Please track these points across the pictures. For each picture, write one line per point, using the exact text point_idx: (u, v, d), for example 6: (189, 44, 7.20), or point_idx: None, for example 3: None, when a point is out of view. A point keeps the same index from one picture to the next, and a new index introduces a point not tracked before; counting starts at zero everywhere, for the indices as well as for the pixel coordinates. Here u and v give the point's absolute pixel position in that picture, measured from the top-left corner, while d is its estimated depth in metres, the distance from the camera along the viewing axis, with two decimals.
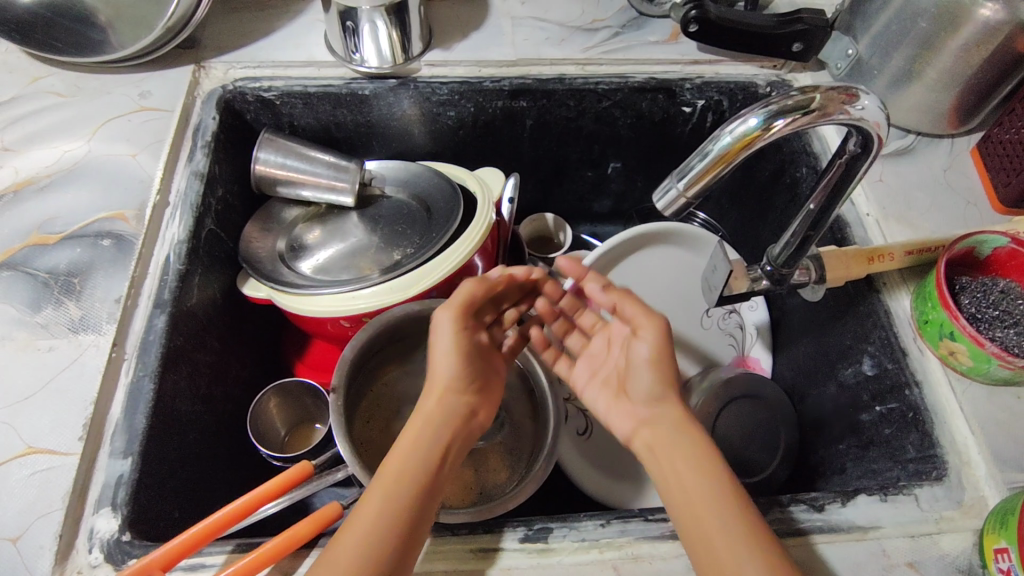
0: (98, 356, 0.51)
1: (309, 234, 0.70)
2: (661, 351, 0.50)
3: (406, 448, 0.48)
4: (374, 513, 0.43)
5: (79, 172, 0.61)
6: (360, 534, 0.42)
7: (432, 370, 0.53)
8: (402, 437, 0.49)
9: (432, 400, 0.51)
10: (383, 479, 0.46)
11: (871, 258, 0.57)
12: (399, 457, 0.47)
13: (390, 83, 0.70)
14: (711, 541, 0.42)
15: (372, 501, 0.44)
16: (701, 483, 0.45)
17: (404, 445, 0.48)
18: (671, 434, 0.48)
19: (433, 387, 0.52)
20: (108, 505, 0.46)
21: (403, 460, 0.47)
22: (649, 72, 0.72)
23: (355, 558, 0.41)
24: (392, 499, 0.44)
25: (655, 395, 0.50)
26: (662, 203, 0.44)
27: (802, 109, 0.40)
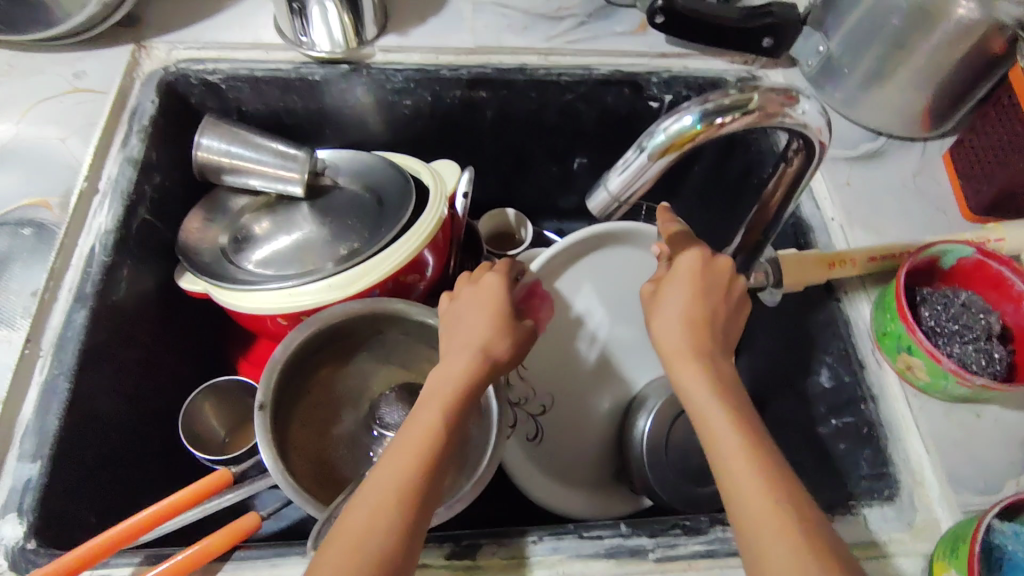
0: (11, 352, 0.49)
1: (257, 224, 0.66)
2: (694, 281, 0.48)
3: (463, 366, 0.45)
4: (426, 430, 0.41)
5: (3, 156, 0.58)
6: (411, 451, 0.41)
7: (483, 307, 0.50)
8: (451, 361, 0.46)
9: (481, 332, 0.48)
10: (430, 403, 0.43)
11: (832, 263, 0.55)
12: (450, 378, 0.45)
13: (343, 70, 0.66)
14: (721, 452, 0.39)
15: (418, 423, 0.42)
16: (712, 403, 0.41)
17: (454, 367, 0.46)
18: (691, 372, 0.43)
19: (483, 322, 0.49)
20: (13, 511, 0.44)
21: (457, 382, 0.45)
22: (615, 65, 0.69)
23: (404, 472, 0.39)
24: (444, 418, 0.43)
25: (681, 315, 0.46)
26: (593, 204, 0.42)
27: (740, 109, 0.37)
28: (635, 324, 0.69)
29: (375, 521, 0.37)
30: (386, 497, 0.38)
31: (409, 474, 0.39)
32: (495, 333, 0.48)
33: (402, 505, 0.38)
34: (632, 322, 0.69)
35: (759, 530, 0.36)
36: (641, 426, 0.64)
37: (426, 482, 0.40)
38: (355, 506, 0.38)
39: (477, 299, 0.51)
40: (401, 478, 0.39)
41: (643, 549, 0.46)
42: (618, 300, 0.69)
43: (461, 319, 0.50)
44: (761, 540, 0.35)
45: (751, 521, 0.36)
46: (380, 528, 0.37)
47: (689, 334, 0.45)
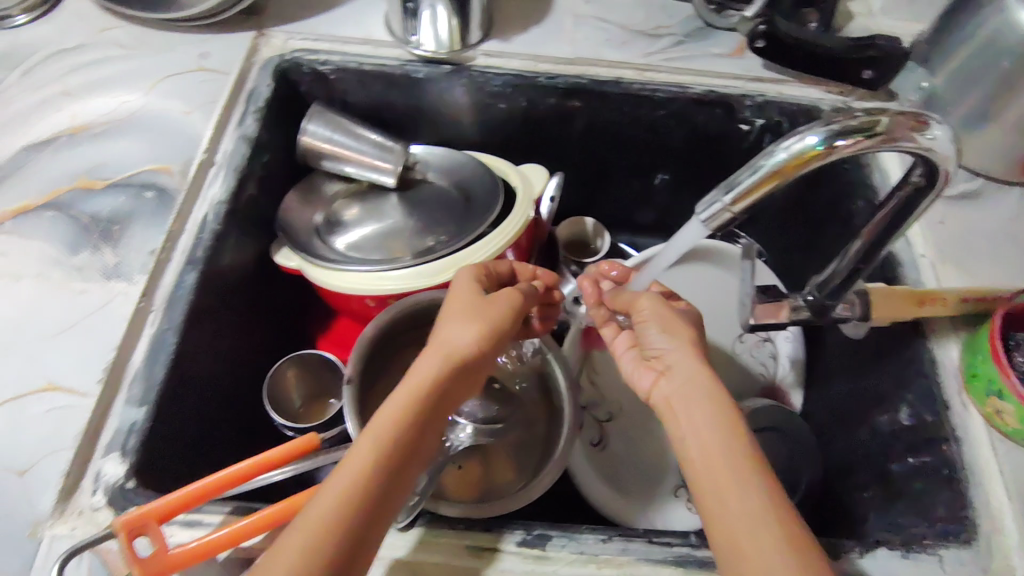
0: (127, 304, 0.52)
1: (347, 212, 0.70)
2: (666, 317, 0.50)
3: (422, 376, 0.44)
4: (369, 446, 0.40)
5: (132, 124, 0.62)
6: (354, 469, 0.40)
7: (461, 310, 0.49)
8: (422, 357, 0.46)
9: (453, 340, 0.47)
10: (381, 418, 0.42)
11: (922, 300, 0.54)
12: (401, 391, 0.43)
13: (445, 70, 0.69)
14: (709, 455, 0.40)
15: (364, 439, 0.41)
16: (706, 408, 0.43)
17: (412, 379, 0.44)
18: (682, 380, 0.45)
19: (451, 331, 0.47)
20: (118, 451, 0.47)
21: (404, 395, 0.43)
22: (710, 85, 0.70)
23: (346, 487, 0.39)
24: (393, 432, 0.41)
25: (669, 342, 0.48)
26: (705, 214, 0.43)
27: (866, 131, 0.38)
28: None
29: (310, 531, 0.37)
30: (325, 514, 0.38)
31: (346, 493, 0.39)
32: (463, 342, 0.47)
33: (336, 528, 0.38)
34: None
35: (743, 522, 0.37)
36: None
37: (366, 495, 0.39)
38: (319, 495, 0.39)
39: (450, 309, 0.50)
40: (344, 496, 0.39)
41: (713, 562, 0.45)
42: None
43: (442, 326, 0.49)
44: (733, 543, 0.37)
45: (732, 514, 0.38)
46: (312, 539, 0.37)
47: (679, 358, 0.46)
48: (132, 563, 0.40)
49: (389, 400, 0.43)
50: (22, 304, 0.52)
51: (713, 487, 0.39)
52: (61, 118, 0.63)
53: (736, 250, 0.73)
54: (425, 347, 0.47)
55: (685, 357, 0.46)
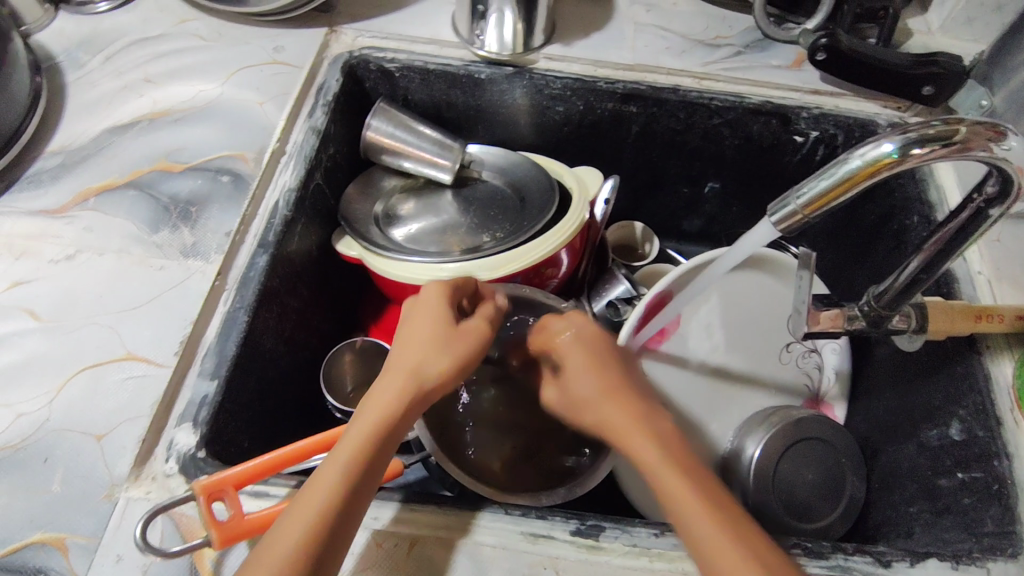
0: (202, 281, 0.54)
1: (404, 206, 0.72)
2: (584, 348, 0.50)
3: (378, 417, 0.42)
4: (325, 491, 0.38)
5: (210, 111, 0.65)
6: (315, 500, 0.38)
7: (425, 345, 0.47)
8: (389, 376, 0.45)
9: (415, 377, 0.45)
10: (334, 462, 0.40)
11: (979, 316, 0.54)
12: (357, 433, 0.41)
13: (507, 71, 0.71)
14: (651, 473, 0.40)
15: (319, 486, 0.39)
16: (628, 423, 0.43)
17: (365, 418, 0.42)
18: (606, 406, 0.45)
19: (410, 363, 0.45)
20: (190, 421, 0.49)
21: (361, 437, 0.41)
22: (767, 95, 0.70)
23: (298, 538, 0.37)
24: (349, 476, 0.39)
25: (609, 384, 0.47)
26: (775, 216, 0.44)
27: (942, 141, 0.39)
28: (750, 351, 0.71)
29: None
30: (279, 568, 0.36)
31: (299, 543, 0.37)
32: (426, 380, 0.45)
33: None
34: (748, 349, 0.71)
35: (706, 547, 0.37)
36: (751, 452, 0.64)
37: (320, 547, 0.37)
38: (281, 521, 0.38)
39: (409, 339, 0.47)
40: (293, 547, 0.37)
41: None
42: (744, 326, 0.72)
43: (389, 360, 0.46)
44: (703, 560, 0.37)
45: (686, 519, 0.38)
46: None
47: (588, 387, 0.47)
48: (210, 527, 0.42)
49: (343, 442, 0.41)
50: (103, 276, 0.55)
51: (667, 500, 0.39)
52: (142, 103, 0.66)
53: (794, 261, 0.72)
54: (380, 381, 0.45)
55: (600, 388, 0.46)
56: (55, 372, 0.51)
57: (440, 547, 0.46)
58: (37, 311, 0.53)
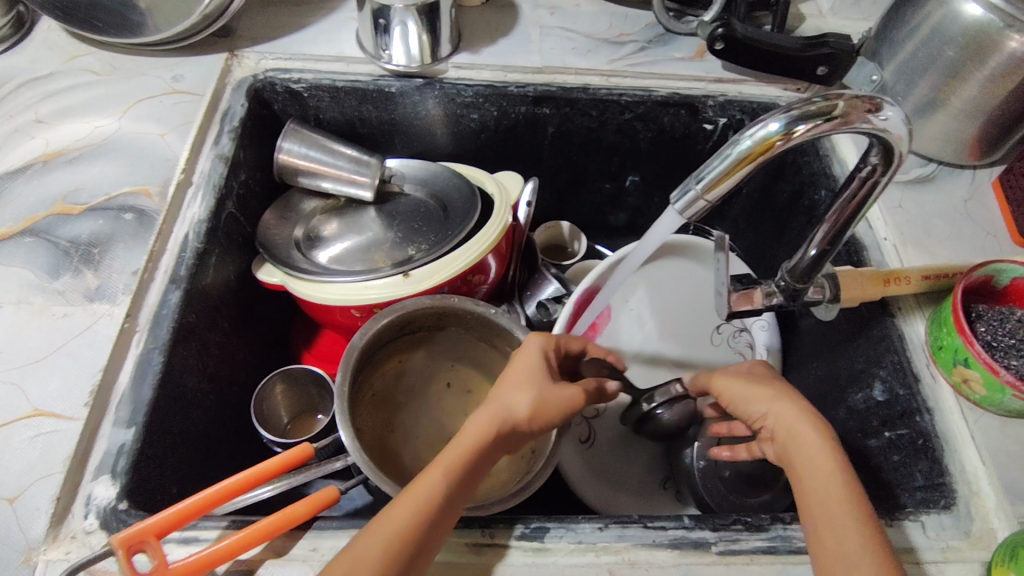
0: (111, 325, 0.52)
1: (326, 227, 0.71)
2: (748, 382, 0.52)
3: (487, 426, 0.46)
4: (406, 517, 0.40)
5: (108, 148, 0.63)
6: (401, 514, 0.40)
7: (526, 372, 0.49)
8: (474, 416, 0.46)
9: (524, 397, 0.48)
10: (451, 452, 0.44)
11: (888, 280, 0.57)
12: (468, 435, 0.45)
13: (417, 83, 0.71)
14: (820, 490, 0.44)
15: (427, 478, 0.42)
16: (809, 433, 0.47)
17: (474, 424, 0.46)
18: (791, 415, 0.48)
19: (518, 383, 0.49)
20: (108, 473, 0.46)
21: (477, 440, 0.45)
22: (674, 87, 0.72)
23: (413, 514, 0.40)
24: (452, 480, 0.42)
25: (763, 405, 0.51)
26: (680, 203, 0.45)
27: (824, 116, 0.40)
28: (684, 335, 0.72)
29: (383, 549, 0.39)
30: (396, 534, 0.39)
31: (406, 524, 0.40)
32: (528, 398, 0.47)
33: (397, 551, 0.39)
34: (682, 333, 0.72)
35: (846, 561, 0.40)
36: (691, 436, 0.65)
37: (418, 537, 0.40)
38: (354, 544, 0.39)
39: (519, 361, 0.51)
40: (403, 530, 0.40)
41: (705, 542, 0.46)
42: (672, 309, 0.73)
43: (506, 377, 0.49)
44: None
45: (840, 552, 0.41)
46: (384, 559, 0.38)
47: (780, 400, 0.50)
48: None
49: (461, 443, 0.45)
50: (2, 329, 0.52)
51: (829, 514, 0.43)
52: (34, 145, 0.63)
53: (711, 244, 0.75)
54: (494, 397, 0.48)
55: (784, 406, 0.49)
56: None
57: None
58: None
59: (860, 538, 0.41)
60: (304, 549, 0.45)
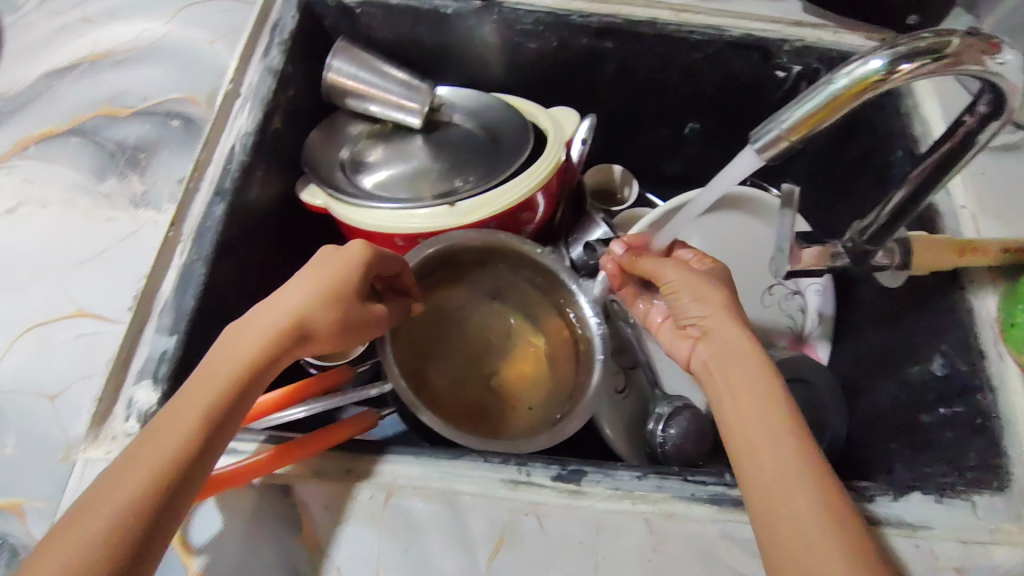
0: (156, 233, 0.51)
1: (371, 153, 0.68)
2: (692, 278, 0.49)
3: (258, 337, 0.42)
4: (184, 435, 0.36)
5: (156, 52, 0.61)
6: (177, 435, 0.36)
7: (314, 278, 0.46)
8: (252, 323, 0.43)
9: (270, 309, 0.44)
10: (223, 367, 0.40)
11: (963, 251, 0.52)
12: (249, 342, 0.41)
13: (475, 5, 0.67)
14: (767, 445, 0.39)
15: (189, 389, 0.39)
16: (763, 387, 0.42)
17: (250, 331, 0.42)
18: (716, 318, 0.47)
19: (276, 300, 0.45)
20: (149, 378, 0.46)
21: (238, 364, 0.40)
22: (748, 27, 0.67)
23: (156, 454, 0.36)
24: (225, 394, 0.39)
25: (704, 311, 0.48)
26: (758, 144, 0.42)
27: (933, 55, 0.36)
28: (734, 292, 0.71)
29: (141, 477, 0.34)
30: (162, 451, 0.35)
31: (176, 445, 0.36)
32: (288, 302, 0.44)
33: (156, 491, 0.34)
34: None
35: (795, 526, 0.36)
36: None
37: (192, 456, 0.36)
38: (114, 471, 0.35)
39: (322, 263, 0.47)
40: (173, 448, 0.36)
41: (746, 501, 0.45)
42: (722, 266, 0.71)
43: (285, 286, 0.46)
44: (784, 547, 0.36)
45: (796, 521, 0.36)
46: (143, 491, 0.34)
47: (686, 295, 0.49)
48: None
49: (213, 368, 0.40)
50: (48, 229, 0.52)
51: (743, 444, 0.40)
52: (82, 44, 0.62)
53: (775, 203, 0.73)
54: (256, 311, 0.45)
55: (728, 344, 0.45)
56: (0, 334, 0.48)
57: (419, 496, 0.44)
58: None
59: (812, 509, 0.36)
60: (340, 470, 0.45)
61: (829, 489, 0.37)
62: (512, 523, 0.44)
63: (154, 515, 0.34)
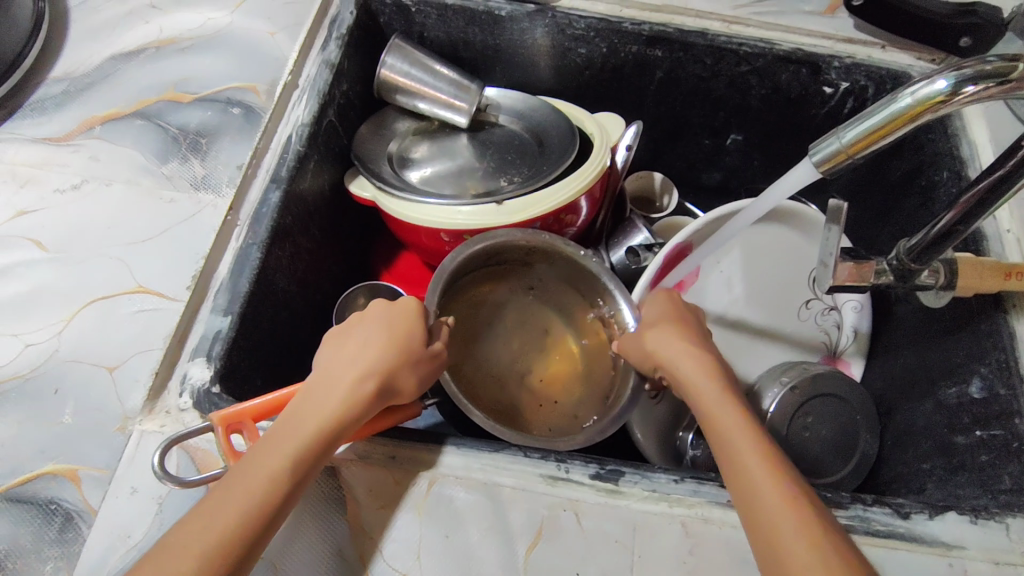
0: (215, 216, 0.53)
1: (416, 149, 0.69)
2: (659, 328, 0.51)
3: (343, 387, 0.42)
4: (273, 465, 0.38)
5: (220, 41, 0.63)
6: (262, 464, 0.38)
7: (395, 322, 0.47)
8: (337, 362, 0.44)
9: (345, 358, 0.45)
10: (307, 403, 0.42)
11: (1009, 273, 0.52)
12: (336, 381, 0.43)
13: (528, 9, 0.68)
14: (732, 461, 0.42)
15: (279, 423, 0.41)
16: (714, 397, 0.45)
17: (333, 372, 0.44)
18: (676, 365, 0.49)
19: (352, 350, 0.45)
20: (203, 356, 0.47)
21: (323, 405, 0.41)
22: (798, 42, 0.67)
23: (244, 501, 0.37)
24: (316, 429, 0.41)
25: (673, 349, 0.49)
26: (817, 156, 0.43)
27: (999, 78, 0.37)
28: (770, 303, 0.72)
29: (237, 505, 0.37)
30: (251, 483, 0.37)
31: (265, 477, 0.38)
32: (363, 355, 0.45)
33: (245, 524, 0.36)
34: (767, 301, 0.72)
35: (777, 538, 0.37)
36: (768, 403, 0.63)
37: (281, 489, 0.38)
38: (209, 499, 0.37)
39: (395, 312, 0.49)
40: (264, 481, 0.38)
41: None
42: (762, 277, 0.72)
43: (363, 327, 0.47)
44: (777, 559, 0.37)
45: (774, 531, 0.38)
46: (238, 516, 0.36)
47: (665, 349, 0.50)
48: (229, 457, 0.42)
49: (293, 415, 0.41)
50: (112, 206, 0.53)
51: (744, 502, 0.40)
52: (149, 30, 0.64)
53: (822, 218, 0.72)
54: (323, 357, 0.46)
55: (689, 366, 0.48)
56: (63, 304, 0.49)
57: (460, 485, 0.45)
58: (43, 241, 0.52)
59: (790, 520, 0.37)
60: (384, 455, 0.46)
61: (806, 517, 0.38)
62: (550, 517, 0.44)
63: (242, 544, 0.36)
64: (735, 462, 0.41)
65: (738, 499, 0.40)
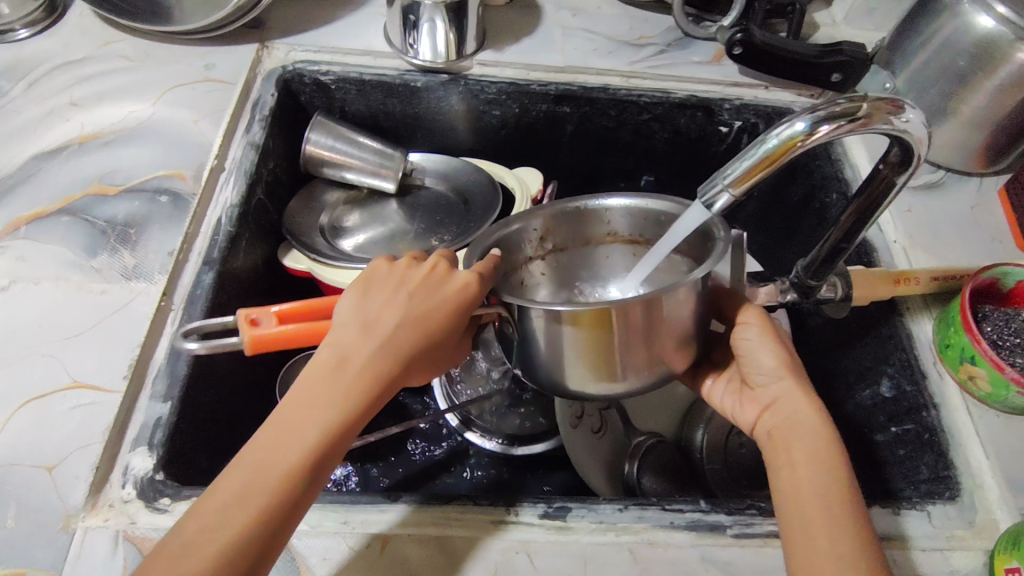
0: (148, 303, 0.54)
1: (348, 218, 0.72)
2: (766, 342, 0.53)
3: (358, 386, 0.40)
4: (283, 481, 0.37)
5: (144, 132, 0.64)
6: (272, 477, 0.37)
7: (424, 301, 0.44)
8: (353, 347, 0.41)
9: (371, 323, 0.42)
10: (317, 402, 0.39)
11: (896, 281, 0.58)
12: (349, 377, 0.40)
13: (442, 78, 0.72)
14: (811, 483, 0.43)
15: (290, 421, 0.38)
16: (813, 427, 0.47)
17: (355, 363, 0.41)
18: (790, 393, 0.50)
19: (385, 329, 0.42)
20: (144, 445, 0.47)
21: (333, 410, 0.39)
22: (691, 90, 0.74)
23: (257, 506, 0.36)
24: (326, 441, 0.38)
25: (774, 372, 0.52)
26: (706, 198, 0.46)
27: (847, 117, 0.42)
28: None
29: (246, 522, 0.35)
30: (263, 498, 0.36)
31: (273, 489, 0.36)
32: (368, 348, 0.41)
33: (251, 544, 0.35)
34: None
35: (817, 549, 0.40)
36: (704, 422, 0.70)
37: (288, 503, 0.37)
38: (217, 506, 0.36)
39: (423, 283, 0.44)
40: (271, 497, 0.36)
41: (721, 525, 0.48)
42: None
43: (391, 298, 0.43)
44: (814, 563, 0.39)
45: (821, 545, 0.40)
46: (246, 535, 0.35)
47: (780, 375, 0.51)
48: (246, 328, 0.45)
49: (312, 406, 0.39)
50: (42, 304, 0.53)
51: (798, 515, 0.42)
52: (70, 127, 0.65)
53: None
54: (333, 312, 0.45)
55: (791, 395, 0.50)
56: None
57: (415, 543, 0.46)
58: None
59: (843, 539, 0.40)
60: (336, 522, 0.47)
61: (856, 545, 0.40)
62: (504, 561, 0.46)
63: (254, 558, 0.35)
64: (815, 488, 0.43)
65: (793, 517, 0.42)
